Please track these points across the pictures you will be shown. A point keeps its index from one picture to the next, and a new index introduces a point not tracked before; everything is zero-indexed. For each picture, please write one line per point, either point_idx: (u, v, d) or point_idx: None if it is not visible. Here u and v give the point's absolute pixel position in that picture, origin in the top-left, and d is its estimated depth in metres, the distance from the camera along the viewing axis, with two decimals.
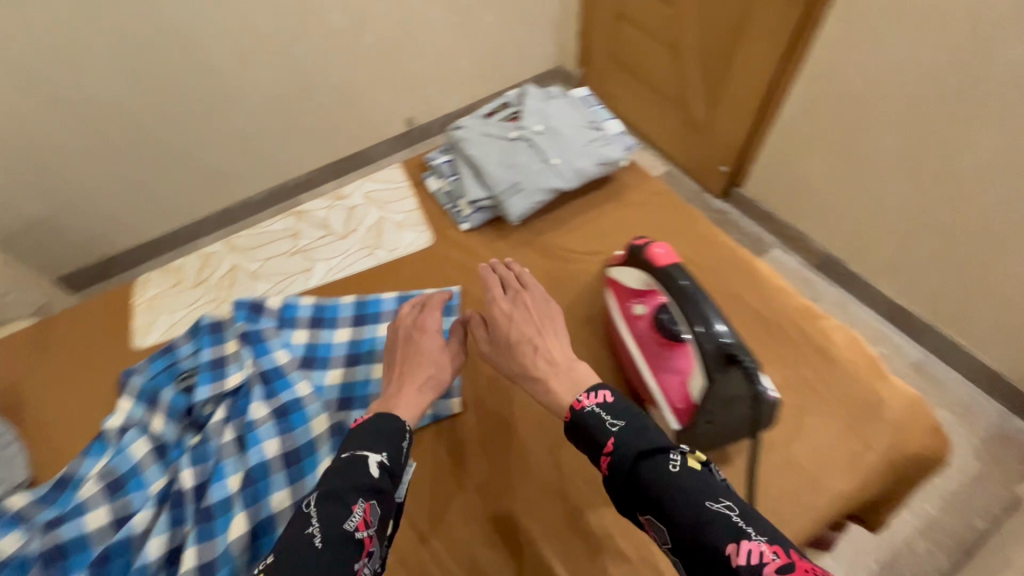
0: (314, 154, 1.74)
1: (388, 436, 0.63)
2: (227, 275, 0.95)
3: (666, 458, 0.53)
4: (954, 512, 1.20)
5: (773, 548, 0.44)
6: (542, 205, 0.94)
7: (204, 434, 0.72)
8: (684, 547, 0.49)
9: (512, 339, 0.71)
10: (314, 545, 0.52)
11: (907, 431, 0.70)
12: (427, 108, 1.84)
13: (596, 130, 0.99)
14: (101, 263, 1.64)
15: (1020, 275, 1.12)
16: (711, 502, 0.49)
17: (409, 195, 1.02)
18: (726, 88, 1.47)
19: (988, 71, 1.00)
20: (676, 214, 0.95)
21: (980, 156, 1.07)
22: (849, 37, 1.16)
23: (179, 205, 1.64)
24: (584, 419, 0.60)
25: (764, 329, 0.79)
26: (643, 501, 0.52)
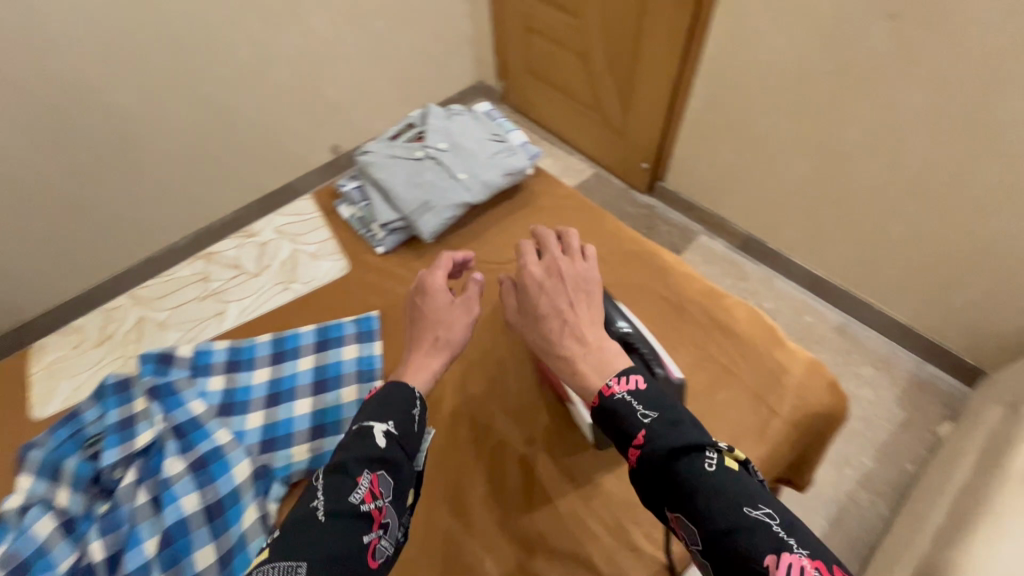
0: (238, 193, 1.68)
1: (394, 406, 0.61)
2: (133, 328, 0.91)
3: (701, 457, 0.49)
4: (887, 460, 1.29)
5: (816, 564, 0.43)
6: (453, 221, 0.96)
7: (113, 501, 0.68)
8: (717, 556, 0.46)
9: (541, 310, 0.68)
10: (318, 518, 0.52)
11: (807, 392, 0.75)
12: (351, 134, 1.82)
13: (501, 142, 1.02)
14: (10, 334, 1.51)
15: (911, 234, 1.23)
16: (750, 509, 0.46)
17: (322, 225, 1.01)
18: (636, 89, 1.55)
19: (853, 55, 1.10)
20: (587, 213, 0.98)
21: (859, 131, 1.18)
22: (734, 34, 1.25)
23: (93, 260, 1.53)
24: (614, 407, 0.56)
25: (672, 315, 0.83)
26: (673, 501, 0.49)
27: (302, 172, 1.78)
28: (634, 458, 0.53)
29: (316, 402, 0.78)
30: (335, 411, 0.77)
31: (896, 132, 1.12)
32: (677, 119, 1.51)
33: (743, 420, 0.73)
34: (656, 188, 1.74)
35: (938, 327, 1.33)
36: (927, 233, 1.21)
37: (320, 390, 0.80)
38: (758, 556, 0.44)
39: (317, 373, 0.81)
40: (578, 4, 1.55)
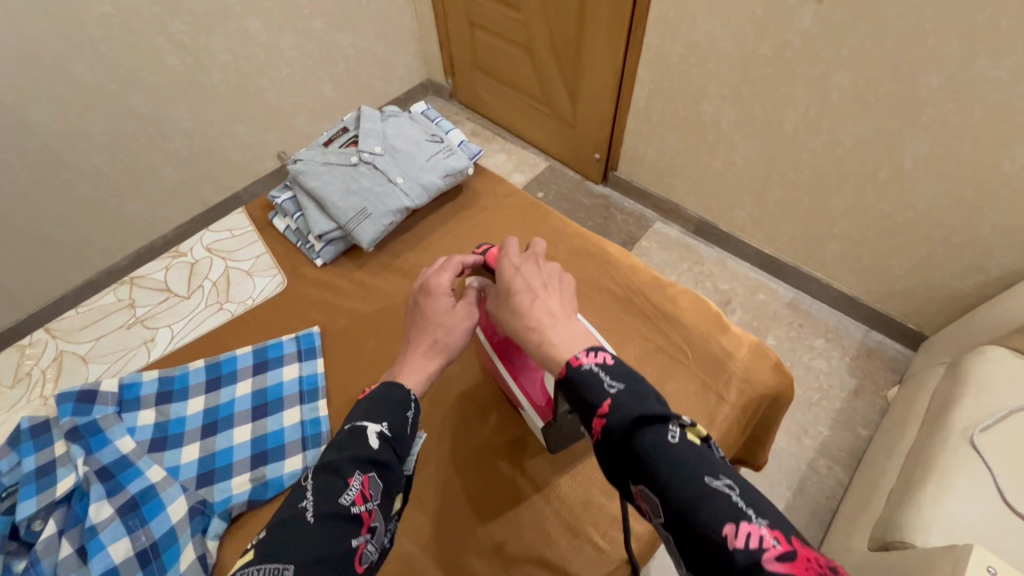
0: (178, 208, 1.58)
1: (392, 406, 0.57)
2: (52, 365, 0.84)
3: (664, 428, 0.46)
4: (843, 427, 1.33)
5: (777, 535, 0.38)
6: (393, 227, 0.92)
7: (31, 556, 0.62)
8: (678, 530, 0.42)
9: (513, 288, 0.62)
10: (307, 520, 0.47)
11: (753, 374, 0.76)
12: (295, 140, 1.75)
13: (439, 143, 0.99)
14: None
15: (853, 209, 1.27)
16: (710, 479, 0.42)
17: (256, 239, 0.96)
18: (583, 82, 1.55)
19: (787, 39, 1.12)
20: (532, 210, 0.97)
21: (797, 113, 1.20)
22: (671, 22, 1.26)
23: (19, 288, 1.41)
24: (578, 376, 0.51)
25: (620, 308, 0.83)
26: (633, 473, 0.45)
27: (246, 181, 1.69)
28: (598, 430, 0.48)
29: (256, 429, 0.75)
30: (277, 435, 0.74)
31: (833, 111, 1.15)
32: (624, 107, 1.51)
33: (693, 408, 0.73)
34: (610, 178, 1.75)
35: (883, 296, 1.38)
36: (867, 207, 1.25)
37: (259, 415, 0.76)
38: (716, 528, 0.39)
39: (256, 398, 0.78)
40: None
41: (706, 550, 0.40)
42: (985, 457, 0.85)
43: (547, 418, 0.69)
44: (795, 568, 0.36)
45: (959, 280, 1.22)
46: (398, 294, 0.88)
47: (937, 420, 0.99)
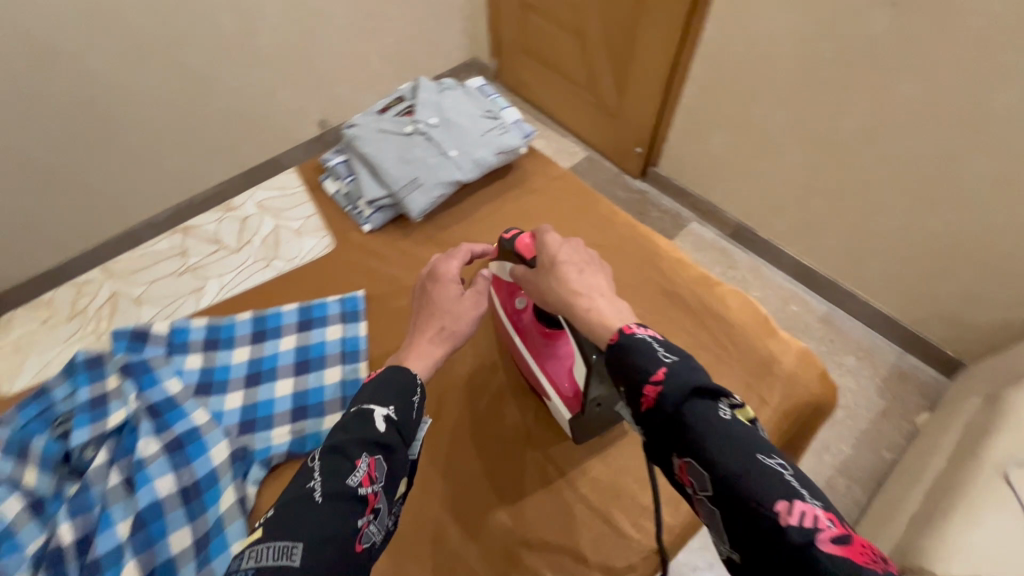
0: (219, 166, 1.61)
1: (396, 390, 0.57)
2: (106, 304, 0.86)
3: (715, 405, 0.46)
4: (865, 447, 1.30)
5: (830, 517, 0.39)
6: (442, 199, 0.93)
7: (83, 481, 0.65)
8: (726, 503, 0.43)
9: (558, 260, 0.63)
10: (316, 500, 0.48)
11: (799, 381, 0.74)
12: (338, 109, 1.76)
13: (494, 119, 0.98)
14: None
15: (902, 227, 1.22)
16: (762, 457, 0.43)
17: (307, 200, 0.97)
18: (632, 73, 1.51)
19: (851, 43, 1.08)
20: (581, 195, 0.96)
21: (852, 121, 1.16)
22: (730, 19, 1.23)
23: (67, 229, 1.46)
24: (630, 345, 0.51)
25: (666, 301, 0.82)
26: (682, 443, 0.46)
27: (286, 146, 1.71)
28: (649, 398, 0.48)
29: (298, 383, 0.77)
30: (316, 393, 0.75)
31: (891, 123, 1.11)
32: (673, 101, 1.48)
33: None
34: (649, 173, 1.71)
35: (921, 320, 1.33)
36: (916, 226, 1.20)
37: (301, 371, 0.78)
38: (768, 503, 0.40)
39: (299, 354, 0.79)
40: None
41: (757, 523, 0.40)
42: (1016, 491, 0.82)
43: (575, 409, 0.69)
44: (849, 551, 0.37)
45: (1008, 311, 1.18)
46: None
47: (970, 450, 0.96)
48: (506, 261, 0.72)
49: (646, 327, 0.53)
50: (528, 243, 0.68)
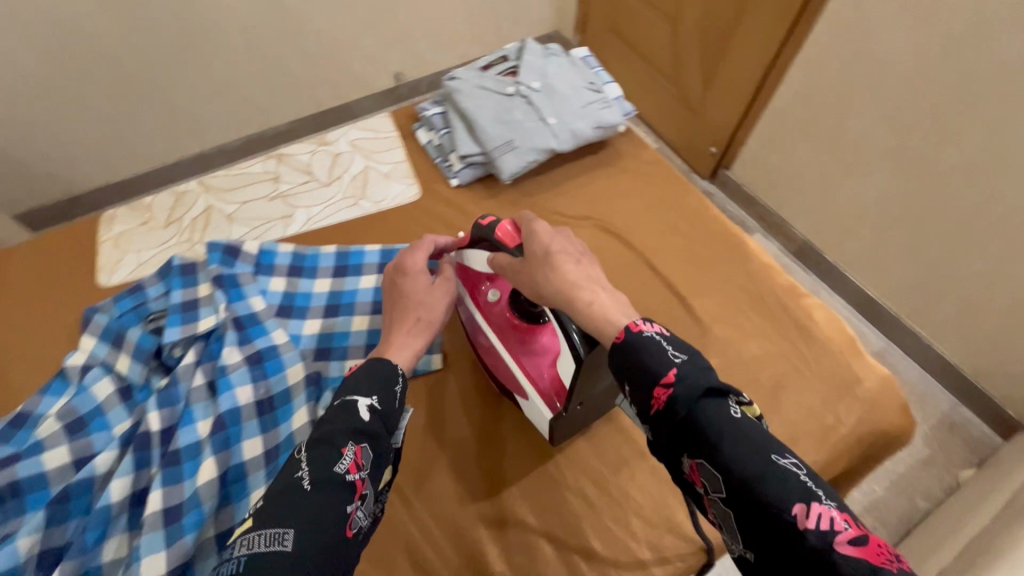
0: (293, 103, 1.57)
1: (378, 379, 0.57)
2: (201, 216, 0.89)
3: (725, 404, 0.45)
4: (899, 491, 1.24)
5: (846, 517, 0.39)
6: (534, 165, 0.92)
7: (172, 376, 0.69)
8: (741, 506, 0.42)
9: (551, 251, 0.60)
10: (304, 488, 0.47)
11: (879, 407, 0.72)
12: (417, 64, 1.68)
13: (596, 92, 0.96)
14: (63, 205, 1.47)
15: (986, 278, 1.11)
16: (777, 457, 0.42)
17: (398, 146, 0.98)
18: (721, 70, 1.39)
19: (978, 68, 0.95)
20: (674, 183, 0.93)
21: (955, 154, 1.05)
22: (843, 28, 1.11)
23: (148, 145, 1.46)
24: (637, 345, 0.49)
25: (751, 303, 0.80)
26: (693, 445, 0.44)
27: (360, 94, 1.66)
28: (659, 402, 0.46)
29: (374, 321, 0.78)
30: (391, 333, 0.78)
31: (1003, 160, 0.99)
32: (761, 105, 1.35)
33: (807, 422, 0.71)
34: (718, 174, 1.59)
35: (990, 372, 1.22)
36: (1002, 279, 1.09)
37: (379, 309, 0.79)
38: (785, 506, 0.40)
39: (377, 294, 0.81)
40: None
41: (774, 528, 0.40)
42: None
43: (557, 408, 0.65)
44: (866, 552, 0.37)
45: None
46: None
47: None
48: (486, 249, 0.68)
49: (653, 323, 0.50)
50: (511, 230, 0.66)
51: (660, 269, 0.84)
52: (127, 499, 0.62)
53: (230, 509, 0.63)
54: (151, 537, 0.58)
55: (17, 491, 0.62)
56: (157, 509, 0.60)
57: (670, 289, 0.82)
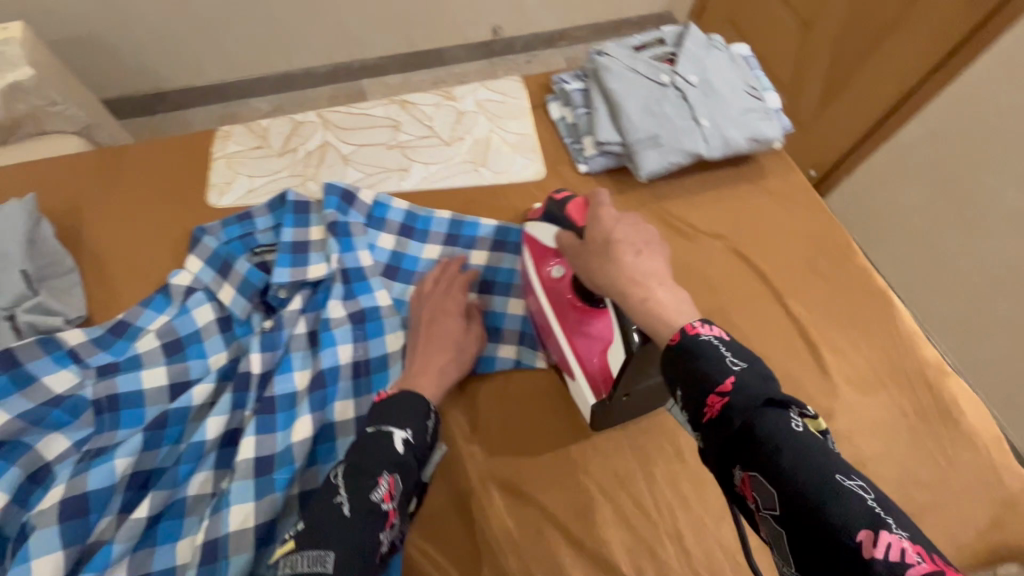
0: (386, 38, 1.49)
1: (410, 411, 0.56)
2: (317, 151, 0.85)
3: (786, 415, 0.39)
4: None
5: (919, 550, 0.32)
6: (674, 167, 0.84)
7: (276, 320, 0.66)
8: (799, 527, 0.35)
9: (612, 238, 0.54)
10: (342, 514, 0.49)
11: (1013, 516, 0.66)
12: (521, 20, 1.57)
13: (757, 100, 0.86)
14: (149, 99, 1.45)
15: None
16: (841, 477, 0.36)
17: (527, 116, 0.91)
18: (846, 88, 1.19)
19: None
20: (819, 217, 0.85)
21: None
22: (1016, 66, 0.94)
23: (239, 55, 1.42)
24: (694, 349, 0.44)
25: (890, 371, 0.73)
26: (746, 453, 0.38)
27: (453, 41, 1.58)
28: (712, 408, 0.42)
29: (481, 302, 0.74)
30: (499, 317, 0.74)
31: None
32: (881, 136, 1.16)
33: (937, 517, 0.65)
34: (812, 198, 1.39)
35: None
36: None
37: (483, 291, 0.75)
38: (848, 530, 0.33)
39: (488, 273, 0.76)
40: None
41: (833, 555, 0.33)
42: None
43: (603, 396, 0.62)
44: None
45: None
46: None
47: None
48: (552, 227, 0.64)
49: (713, 327, 0.46)
50: (581, 206, 0.63)
51: (793, 308, 0.76)
52: (220, 438, 0.60)
53: (314, 470, 0.61)
54: (243, 485, 0.56)
55: (113, 404, 0.60)
56: (250, 458, 0.58)
57: (800, 332, 0.75)
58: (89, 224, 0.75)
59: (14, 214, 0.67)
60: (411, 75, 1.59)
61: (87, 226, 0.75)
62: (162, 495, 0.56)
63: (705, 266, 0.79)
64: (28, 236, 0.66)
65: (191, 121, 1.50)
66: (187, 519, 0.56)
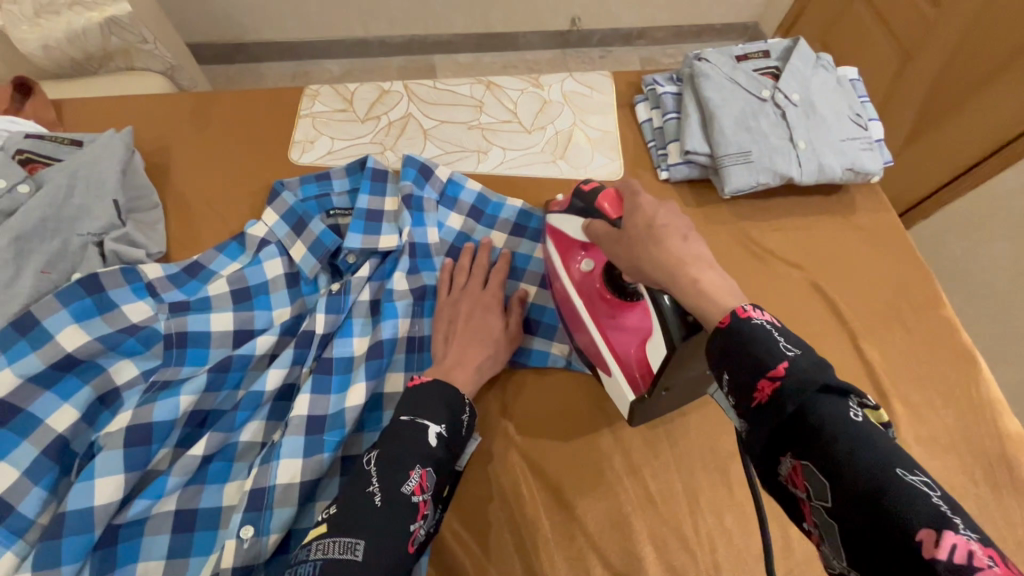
0: (464, 15, 1.48)
1: (444, 405, 0.55)
2: (399, 121, 0.85)
3: (845, 404, 0.37)
4: None
5: (990, 552, 0.29)
6: (760, 187, 0.80)
7: (343, 284, 0.66)
8: (853, 519, 0.33)
9: (655, 223, 0.48)
10: (374, 503, 0.48)
11: None
12: (602, 13, 1.53)
13: (860, 128, 0.81)
14: (229, 47, 1.48)
15: None
16: (903, 471, 0.33)
17: (612, 113, 0.89)
18: (942, 127, 1.12)
19: None
20: (907, 260, 0.80)
21: None
22: None
23: (320, 15, 1.43)
24: (747, 333, 0.40)
25: (963, 436, 0.68)
26: (799, 440, 0.37)
27: (530, 27, 1.55)
28: (763, 393, 0.39)
29: (540, 297, 0.72)
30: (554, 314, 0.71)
31: None
32: (978, 178, 1.07)
33: None
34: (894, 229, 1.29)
35: None
36: None
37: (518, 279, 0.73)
38: (903, 525, 0.31)
39: None
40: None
41: (888, 551, 0.31)
42: None
43: (642, 393, 0.58)
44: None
45: None
46: (724, 258, 0.78)
47: None
48: (582, 218, 0.59)
49: (763, 310, 0.42)
50: (613, 196, 0.55)
51: (867, 353, 0.72)
52: (277, 391, 0.61)
53: (359, 437, 0.61)
54: (294, 441, 0.57)
55: (181, 340, 0.62)
56: (303, 415, 0.58)
57: (871, 379, 0.71)
58: (175, 163, 0.77)
59: (113, 145, 0.70)
60: (483, 56, 1.58)
61: (175, 165, 0.77)
62: (219, 436, 0.57)
63: (779, 295, 0.75)
64: (122, 167, 0.69)
65: (265, 75, 1.53)
66: (236, 464, 0.58)
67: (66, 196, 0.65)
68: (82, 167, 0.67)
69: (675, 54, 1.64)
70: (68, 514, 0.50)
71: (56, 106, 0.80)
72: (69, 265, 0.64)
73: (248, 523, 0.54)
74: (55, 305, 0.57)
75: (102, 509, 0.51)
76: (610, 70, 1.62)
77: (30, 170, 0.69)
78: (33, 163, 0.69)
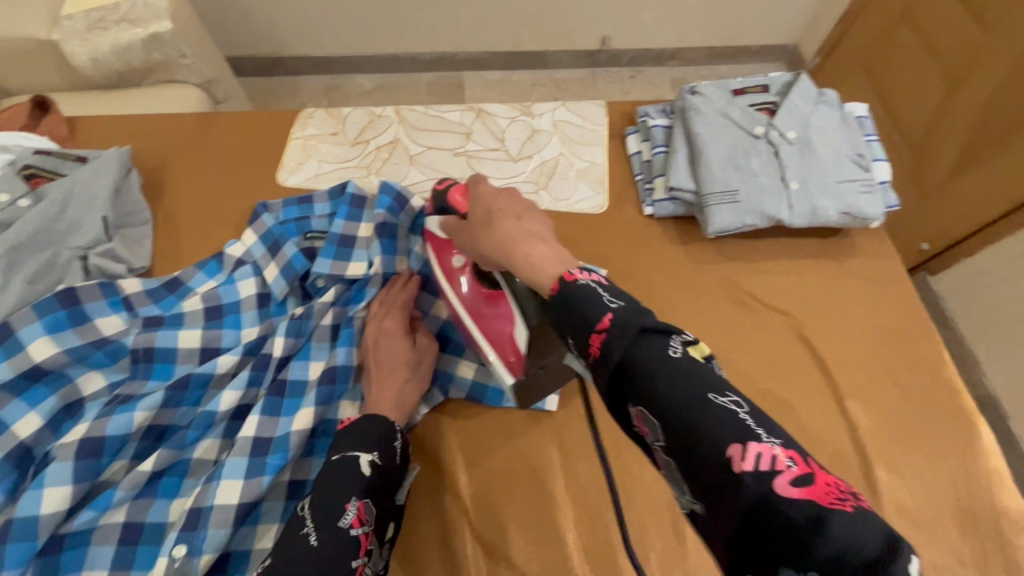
0: (495, 33, 1.49)
1: (378, 435, 0.55)
2: (386, 146, 0.86)
3: (664, 342, 0.36)
4: None
5: (791, 454, 0.31)
6: (749, 228, 0.76)
7: (307, 308, 0.67)
8: (684, 455, 0.33)
9: (492, 209, 0.51)
10: (310, 543, 0.48)
11: None
12: (630, 35, 1.52)
13: (863, 170, 0.77)
14: (267, 62, 1.54)
15: None
16: (716, 395, 0.33)
17: (601, 144, 0.88)
18: (985, 164, 1.07)
19: None
20: (911, 312, 0.74)
21: None
22: None
23: (353, 33, 1.48)
24: (574, 296, 0.40)
25: (956, 511, 0.62)
26: (632, 393, 0.35)
27: (559, 47, 1.55)
28: (596, 348, 0.38)
29: None
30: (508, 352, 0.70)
31: None
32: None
33: None
34: (915, 275, 1.27)
35: None
36: None
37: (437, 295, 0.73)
38: (721, 451, 0.31)
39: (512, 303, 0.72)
40: (1003, 13, 1.01)
41: (712, 482, 0.32)
42: None
43: (518, 374, 0.61)
44: (811, 492, 0.29)
45: None
46: (703, 300, 0.74)
47: None
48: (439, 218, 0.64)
49: (589, 271, 0.42)
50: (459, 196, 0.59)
51: (851, 411, 0.67)
52: (231, 411, 0.62)
53: (305, 461, 0.62)
54: (237, 462, 0.57)
55: (148, 355, 0.64)
56: (249, 436, 0.59)
57: (854, 440, 0.66)
58: (171, 180, 0.81)
59: (109, 164, 0.74)
60: (512, 73, 1.59)
61: (170, 182, 0.81)
62: (168, 453, 0.59)
63: (758, 340, 0.72)
64: (115, 185, 0.73)
65: (300, 89, 1.59)
66: (186, 480, 0.59)
67: (60, 210, 0.69)
68: (77, 184, 0.71)
69: (702, 77, 1.60)
70: (15, 521, 0.53)
71: (72, 123, 0.86)
72: (55, 276, 0.67)
73: (181, 542, 0.55)
74: (32, 317, 0.60)
75: (47, 519, 0.53)
76: (636, 90, 1.60)
77: (34, 184, 0.74)
78: (37, 177, 0.74)
